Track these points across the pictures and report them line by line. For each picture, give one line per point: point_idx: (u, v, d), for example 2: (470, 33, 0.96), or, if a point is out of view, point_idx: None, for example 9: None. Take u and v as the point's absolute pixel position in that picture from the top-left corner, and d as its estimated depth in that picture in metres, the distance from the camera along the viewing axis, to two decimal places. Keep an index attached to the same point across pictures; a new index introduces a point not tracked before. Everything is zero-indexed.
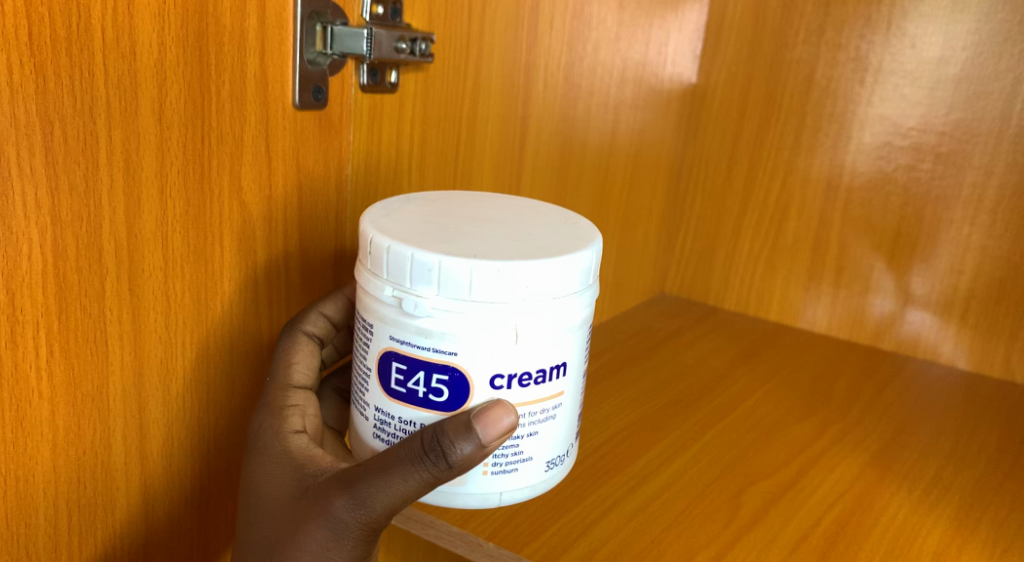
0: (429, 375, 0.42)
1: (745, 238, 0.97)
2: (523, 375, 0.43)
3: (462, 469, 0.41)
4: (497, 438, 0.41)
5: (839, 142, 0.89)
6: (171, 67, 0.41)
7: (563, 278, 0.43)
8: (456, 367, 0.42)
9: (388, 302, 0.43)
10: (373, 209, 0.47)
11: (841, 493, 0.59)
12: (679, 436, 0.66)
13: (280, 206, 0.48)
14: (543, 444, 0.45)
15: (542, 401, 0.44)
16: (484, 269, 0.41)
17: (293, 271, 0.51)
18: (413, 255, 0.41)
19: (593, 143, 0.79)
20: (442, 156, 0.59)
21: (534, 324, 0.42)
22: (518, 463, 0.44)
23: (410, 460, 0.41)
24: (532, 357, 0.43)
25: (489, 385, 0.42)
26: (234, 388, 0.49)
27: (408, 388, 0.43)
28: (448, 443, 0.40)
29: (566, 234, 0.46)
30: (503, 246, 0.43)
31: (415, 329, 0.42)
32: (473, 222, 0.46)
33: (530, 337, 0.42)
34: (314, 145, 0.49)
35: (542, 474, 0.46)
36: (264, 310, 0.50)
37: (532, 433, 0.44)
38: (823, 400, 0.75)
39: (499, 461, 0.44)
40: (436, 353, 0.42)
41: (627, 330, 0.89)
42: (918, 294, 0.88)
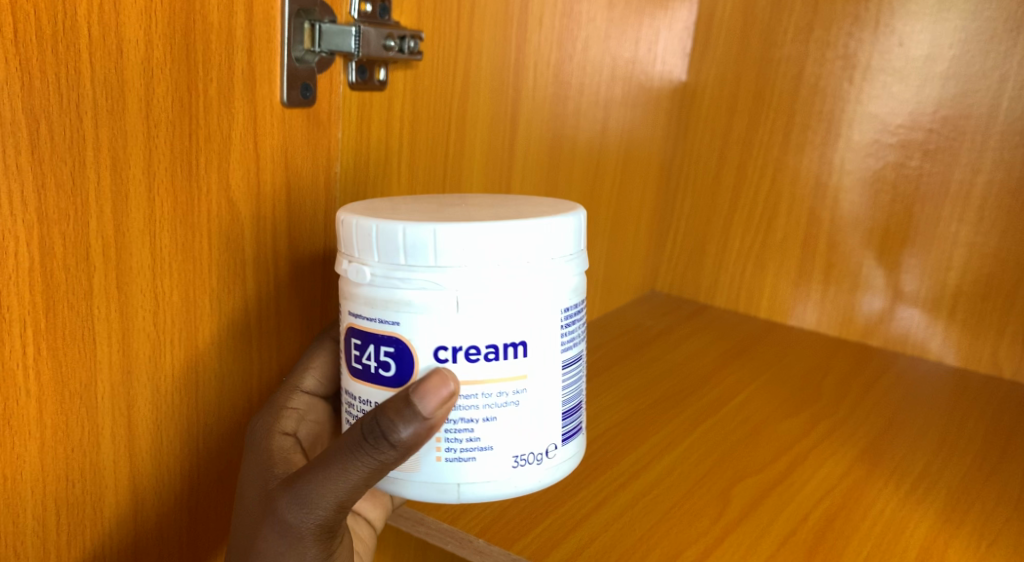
0: (377, 348, 0.43)
1: (735, 236, 0.97)
2: (470, 348, 0.42)
3: (409, 449, 0.40)
4: (440, 409, 0.40)
5: (828, 140, 0.90)
6: (158, 64, 0.41)
7: (511, 245, 0.42)
8: (399, 337, 0.42)
9: (351, 281, 0.44)
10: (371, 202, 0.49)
11: (830, 488, 0.60)
12: (669, 433, 0.66)
13: (269, 204, 0.48)
14: (504, 435, 0.43)
15: (498, 383, 0.42)
16: (417, 229, 0.41)
17: (282, 271, 0.51)
18: (357, 224, 0.43)
19: (583, 142, 0.79)
20: (431, 155, 0.60)
21: (480, 291, 0.42)
22: (475, 452, 0.43)
23: (353, 443, 0.41)
24: (478, 330, 0.42)
25: (432, 355, 0.42)
26: (227, 387, 0.49)
27: (362, 363, 0.44)
28: (387, 423, 0.40)
29: (533, 212, 0.45)
30: (457, 217, 0.44)
31: (366, 301, 0.43)
32: (454, 206, 0.47)
33: (474, 305, 0.41)
34: (302, 143, 0.49)
35: (508, 470, 0.43)
36: (254, 310, 0.49)
37: (488, 419, 0.42)
38: (812, 396, 0.76)
39: (452, 447, 0.43)
40: (381, 323, 0.43)
41: (618, 327, 0.90)
42: (908, 291, 0.89)
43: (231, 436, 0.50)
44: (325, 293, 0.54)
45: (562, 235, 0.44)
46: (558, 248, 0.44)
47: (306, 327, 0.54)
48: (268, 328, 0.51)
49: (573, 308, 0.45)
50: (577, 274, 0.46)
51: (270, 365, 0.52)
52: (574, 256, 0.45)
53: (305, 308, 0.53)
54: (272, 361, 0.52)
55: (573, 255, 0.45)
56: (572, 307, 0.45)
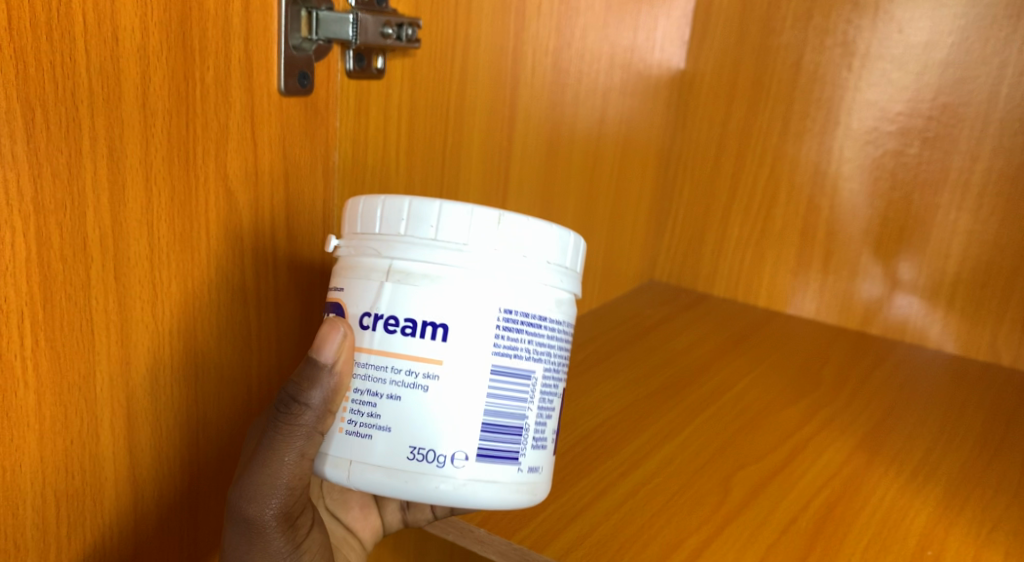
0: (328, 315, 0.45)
1: (733, 224, 0.98)
2: (387, 317, 0.42)
3: (325, 404, 0.42)
4: (338, 353, 0.42)
5: (827, 127, 0.91)
6: (154, 53, 0.41)
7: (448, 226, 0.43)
8: (340, 302, 0.45)
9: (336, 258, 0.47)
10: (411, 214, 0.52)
11: (830, 476, 0.60)
12: (668, 422, 0.66)
13: (267, 194, 0.48)
14: (405, 419, 0.42)
15: (407, 360, 0.42)
16: (372, 200, 0.45)
17: (281, 260, 0.50)
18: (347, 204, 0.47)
19: (582, 131, 0.79)
20: (430, 144, 0.59)
21: (411, 262, 0.43)
22: (374, 430, 0.42)
23: (274, 419, 0.43)
24: (400, 301, 0.42)
25: (357, 318, 0.43)
26: (225, 378, 0.49)
27: None
28: (297, 384, 0.42)
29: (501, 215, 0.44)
30: None
31: (336, 271, 0.46)
32: None
33: (401, 275, 0.43)
34: (300, 133, 0.49)
35: (403, 461, 0.42)
36: (251, 300, 0.49)
37: (392, 397, 0.42)
38: (810, 385, 0.76)
39: (355, 419, 0.43)
40: (335, 291, 0.45)
41: (618, 317, 0.89)
42: (906, 280, 0.89)
43: (230, 428, 0.50)
44: (324, 282, 0.54)
45: (517, 233, 0.43)
46: (507, 244, 0.43)
47: (304, 317, 0.53)
48: (266, 317, 0.50)
49: (518, 314, 0.43)
50: (536, 282, 0.44)
51: (270, 356, 0.51)
52: (533, 260, 0.44)
53: (302, 296, 0.53)
54: (272, 351, 0.51)
55: (534, 261, 0.44)
56: (519, 313, 0.43)
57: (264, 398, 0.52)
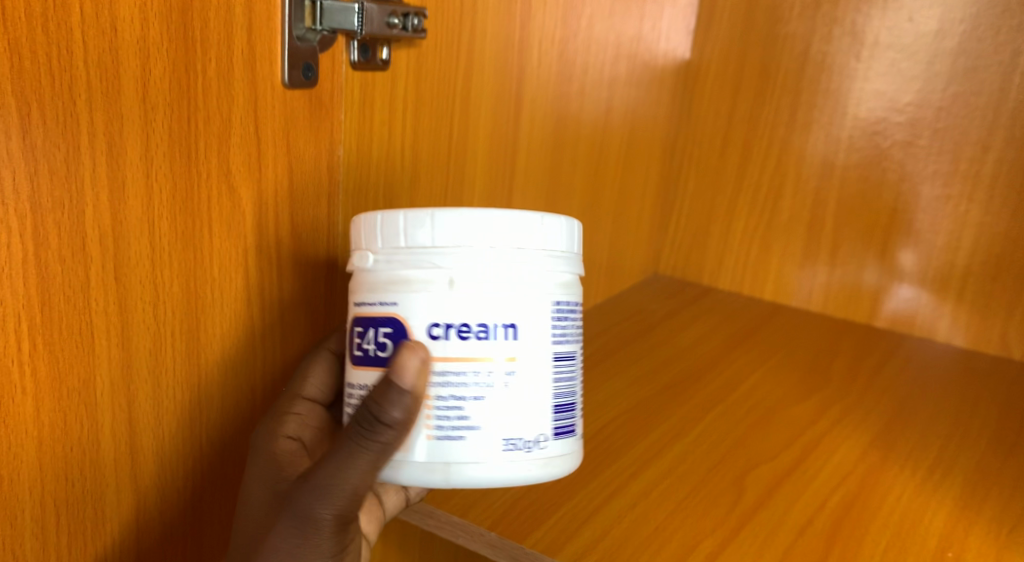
0: (377, 330, 0.43)
1: (739, 217, 0.97)
2: (461, 325, 0.41)
3: (405, 424, 0.41)
4: (419, 378, 0.41)
5: (835, 118, 0.89)
6: (154, 44, 0.39)
7: (506, 231, 0.43)
8: (397, 317, 0.42)
9: (360, 270, 0.45)
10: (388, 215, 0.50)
11: (844, 475, 0.59)
12: (678, 419, 0.65)
13: (271, 190, 0.47)
14: (493, 415, 0.42)
15: (487, 361, 0.42)
16: (418, 214, 0.42)
17: (286, 258, 0.49)
18: (366, 216, 0.44)
19: (588, 123, 0.77)
20: (436, 138, 0.58)
21: (473, 271, 0.42)
22: (465, 430, 0.42)
23: (352, 435, 0.41)
24: (472, 307, 0.41)
25: (422, 332, 0.42)
26: (229, 379, 0.47)
27: (363, 349, 0.44)
28: (380, 407, 0.41)
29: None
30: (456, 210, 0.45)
31: (372, 285, 0.44)
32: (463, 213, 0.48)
33: (468, 283, 0.42)
34: (304, 127, 0.47)
35: (498, 454, 0.42)
36: (255, 299, 0.48)
37: (477, 397, 0.42)
38: (820, 381, 0.75)
39: (442, 424, 0.42)
40: (382, 305, 0.43)
41: (623, 311, 0.88)
42: (908, 270, 0.89)
43: (234, 431, 0.48)
44: (329, 280, 0.52)
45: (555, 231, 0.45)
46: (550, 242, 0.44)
47: (309, 316, 0.52)
48: (270, 316, 0.49)
49: (566, 304, 0.44)
50: (571, 272, 0.46)
51: (274, 355, 0.50)
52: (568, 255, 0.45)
53: (308, 294, 0.51)
54: (276, 351, 0.50)
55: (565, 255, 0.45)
56: (566, 303, 0.44)
57: (268, 397, 0.50)
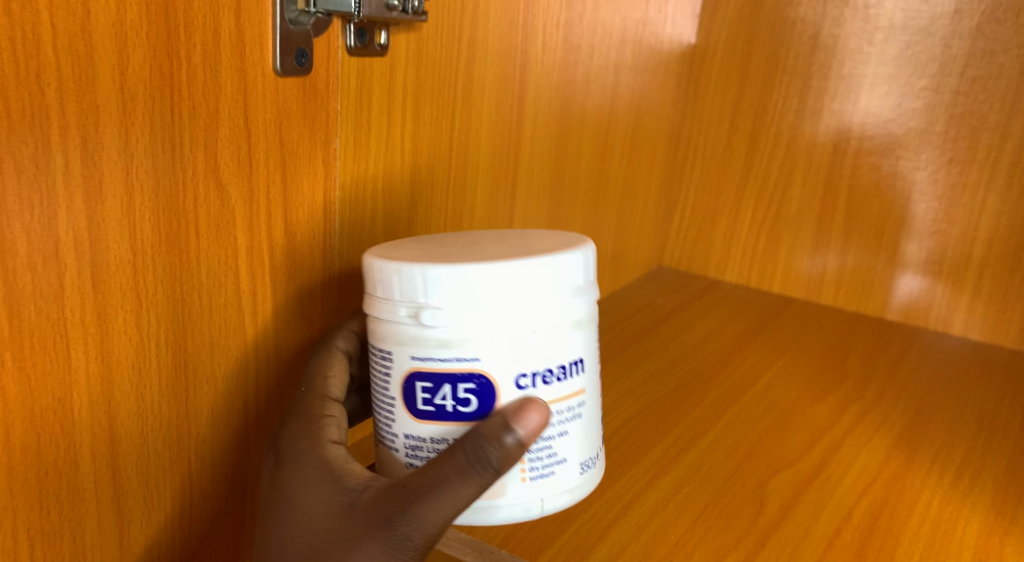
0: (455, 387, 0.40)
1: (746, 207, 0.94)
2: (546, 371, 0.41)
3: (506, 471, 0.40)
4: (531, 432, 0.40)
5: (847, 104, 0.86)
6: (133, 28, 0.35)
7: (568, 274, 0.42)
8: (481, 373, 0.40)
9: (415, 326, 0.41)
10: (380, 247, 0.46)
11: (869, 480, 0.56)
12: (692, 422, 0.62)
13: (262, 186, 0.43)
14: (573, 444, 0.43)
15: (566, 398, 0.42)
16: (494, 269, 0.40)
17: (278, 260, 0.45)
18: (421, 269, 0.40)
19: (594, 111, 0.74)
20: (438, 128, 0.55)
21: (549, 318, 0.41)
22: (554, 465, 0.42)
23: (457, 471, 0.39)
24: (554, 353, 0.41)
25: (510, 386, 0.40)
26: (220, 390, 0.44)
27: (437, 405, 0.41)
28: (501, 450, 0.39)
29: (549, 244, 0.44)
30: (501, 253, 0.42)
31: (436, 342, 0.40)
32: (475, 242, 0.45)
33: (548, 331, 0.41)
34: (297, 118, 0.44)
35: (579, 476, 0.44)
36: (247, 304, 0.44)
37: (561, 433, 0.42)
38: (836, 378, 0.72)
39: (535, 465, 0.42)
40: (459, 363, 0.40)
41: (630, 306, 0.85)
42: (915, 259, 0.87)
43: (223, 443, 0.45)
44: (324, 281, 0.49)
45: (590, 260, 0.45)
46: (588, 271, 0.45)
47: (305, 320, 0.48)
48: (264, 323, 0.45)
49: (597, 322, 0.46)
50: None
51: (267, 364, 0.46)
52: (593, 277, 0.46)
53: (303, 297, 0.48)
54: (269, 359, 0.47)
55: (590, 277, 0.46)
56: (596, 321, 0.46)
57: (261, 405, 0.47)
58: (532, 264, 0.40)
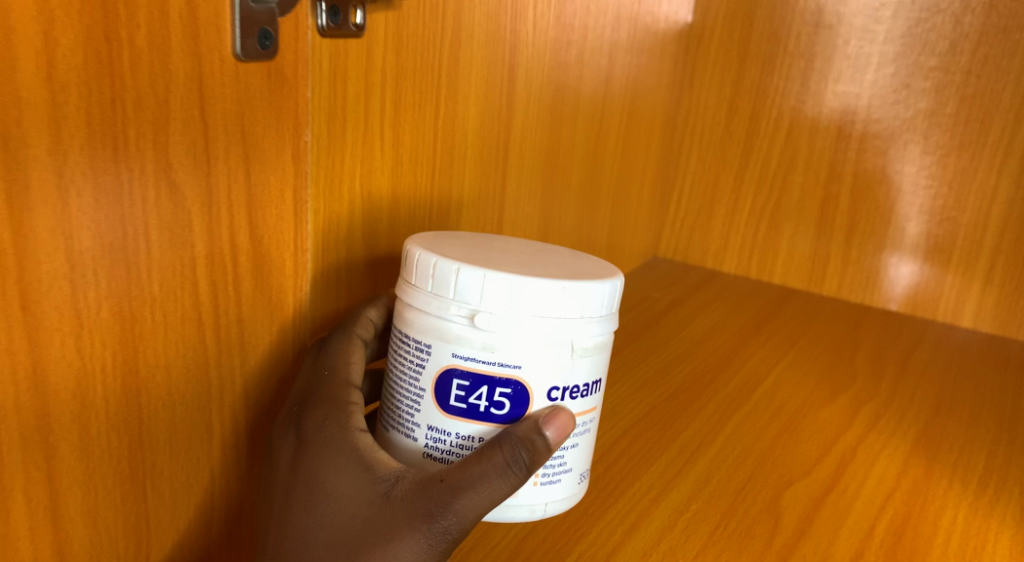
0: (491, 390, 0.39)
1: (746, 194, 0.89)
2: (575, 388, 0.40)
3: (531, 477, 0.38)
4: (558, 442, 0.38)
5: (852, 86, 0.82)
6: (61, 3, 0.30)
7: (611, 302, 0.41)
8: (520, 381, 0.39)
9: (463, 324, 0.39)
10: (415, 238, 0.43)
11: (889, 492, 0.52)
12: (698, 429, 0.58)
13: (224, 186, 0.37)
14: (581, 454, 0.42)
15: (585, 414, 0.41)
16: (558, 287, 0.39)
17: (244, 274, 0.39)
18: (484, 274, 0.38)
19: (588, 95, 0.69)
20: (420, 116, 0.50)
21: (590, 341, 0.40)
22: (561, 472, 0.42)
23: (494, 470, 0.36)
24: (585, 372, 0.40)
25: (540, 396, 0.39)
26: (180, 418, 0.38)
27: (469, 404, 0.39)
28: (533, 453, 0.37)
29: (585, 267, 0.43)
30: (552, 268, 0.41)
31: (481, 344, 0.38)
32: (507, 248, 0.44)
33: (585, 352, 0.40)
34: (263, 107, 0.38)
35: (576, 485, 0.43)
36: (210, 320, 0.38)
37: (574, 443, 0.42)
38: (846, 377, 0.68)
39: (547, 471, 0.41)
40: (501, 367, 0.39)
41: (626, 300, 0.81)
42: (919, 247, 0.83)
43: (185, 476, 0.39)
44: (298, 289, 0.43)
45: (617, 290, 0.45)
46: None
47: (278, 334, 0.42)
48: (229, 342, 0.40)
49: None
50: None
51: (234, 388, 0.41)
52: None
53: (277, 308, 0.42)
54: (237, 382, 0.41)
55: None
56: None
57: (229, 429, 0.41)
58: (590, 288, 0.40)
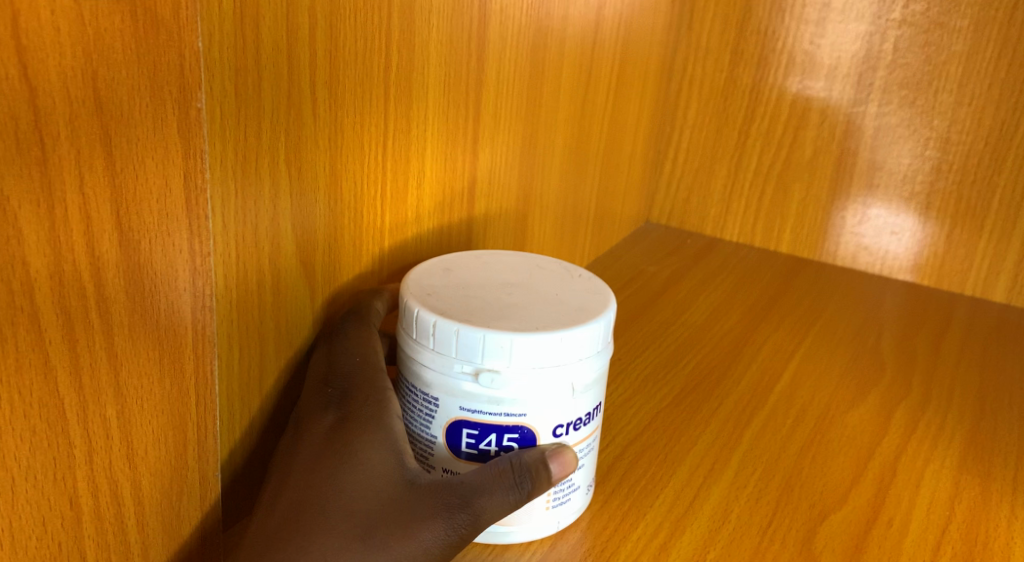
0: (500, 436, 0.37)
1: (751, 152, 0.79)
2: (580, 420, 0.39)
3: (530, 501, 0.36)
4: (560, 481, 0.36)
5: (877, 25, 0.71)
6: None
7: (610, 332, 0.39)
8: (528, 428, 0.37)
9: (468, 382, 0.37)
10: (410, 285, 0.40)
11: (941, 525, 0.44)
12: (708, 443, 0.49)
13: (69, 176, 0.26)
14: (587, 471, 0.40)
15: (589, 437, 0.40)
16: (559, 339, 0.36)
17: (114, 292, 0.29)
18: (485, 336, 0.36)
19: (574, 39, 0.58)
20: (361, 69, 0.39)
21: (590, 375, 0.38)
22: (571, 493, 0.40)
23: (515, 472, 0.34)
24: (587, 404, 0.39)
25: (551, 436, 0.38)
26: (25, 498, 0.27)
27: (480, 449, 0.38)
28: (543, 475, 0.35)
29: (581, 298, 0.40)
30: (550, 310, 0.39)
31: (487, 399, 0.37)
32: (505, 284, 0.41)
33: (586, 387, 0.38)
34: (126, 61, 0.27)
35: (586, 497, 0.41)
36: (62, 362, 0.27)
37: (580, 466, 0.40)
38: (873, 369, 0.59)
39: (557, 495, 0.39)
40: (508, 417, 0.37)
41: (618, 276, 0.71)
42: (948, 212, 0.73)
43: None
44: (198, 303, 0.32)
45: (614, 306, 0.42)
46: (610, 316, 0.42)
47: (171, 366, 0.32)
48: (97, 388, 0.29)
49: None
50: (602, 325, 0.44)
51: (110, 447, 0.30)
52: None
53: (169, 331, 0.31)
54: (115, 438, 0.30)
55: None
56: None
57: (110, 498, 0.30)
58: (589, 331, 0.38)
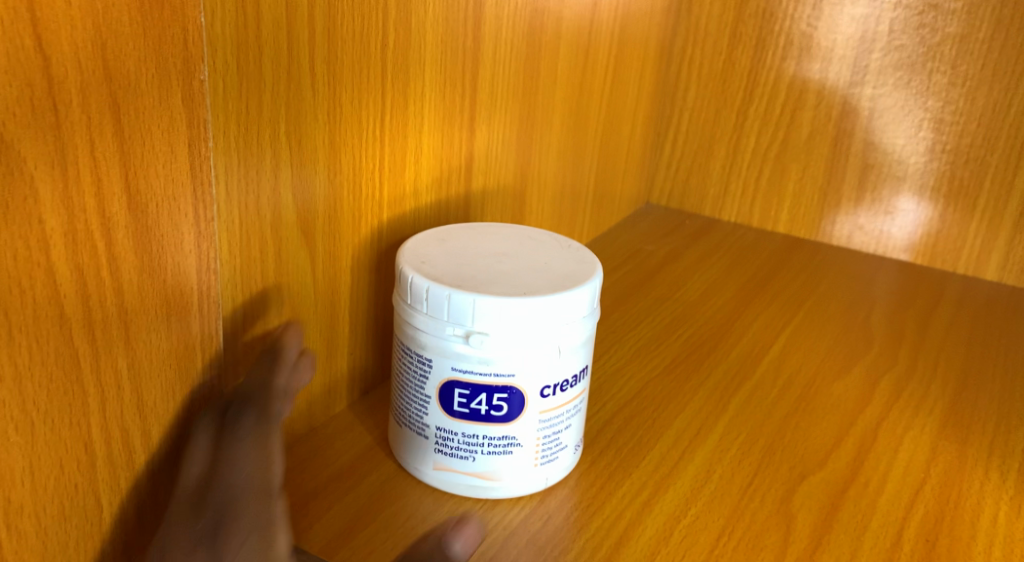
0: (490, 396, 0.39)
1: (748, 133, 0.80)
2: (566, 382, 0.41)
3: None
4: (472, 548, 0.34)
5: (872, 7, 0.72)
6: None
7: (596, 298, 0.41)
8: (517, 388, 0.39)
9: (460, 344, 0.39)
10: (406, 254, 0.42)
11: (916, 486, 0.45)
12: (696, 410, 0.51)
13: (83, 140, 0.28)
14: (574, 431, 0.43)
15: (576, 398, 0.42)
16: (546, 304, 0.38)
17: (124, 251, 0.31)
18: (476, 299, 0.38)
19: (571, 22, 0.60)
20: (359, 48, 0.41)
21: (576, 339, 0.40)
22: (558, 451, 0.42)
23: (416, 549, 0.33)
24: (574, 367, 0.41)
25: (538, 395, 0.40)
26: (43, 440, 0.29)
27: (471, 408, 0.40)
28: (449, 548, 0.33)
29: (569, 266, 0.42)
30: (539, 277, 0.41)
31: (478, 360, 0.38)
32: (497, 253, 0.43)
33: (573, 350, 0.40)
34: (133, 33, 0.29)
35: (573, 456, 0.44)
36: (76, 314, 0.29)
37: (568, 426, 0.42)
38: (861, 342, 0.61)
39: (546, 451, 0.42)
40: (497, 377, 0.39)
41: (616, 255, 0.73)
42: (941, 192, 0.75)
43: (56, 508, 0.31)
44: (202, 262, 0.35)
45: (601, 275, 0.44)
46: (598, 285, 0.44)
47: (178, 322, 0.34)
48: (109, 341, 0.31)
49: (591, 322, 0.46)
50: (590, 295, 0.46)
51: (121, 397, 0.32)
52: None
53: (176, 290, 0.33)
54: (126, 388, 0.32)
55: None
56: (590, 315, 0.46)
57: (121, 444, 0.33)
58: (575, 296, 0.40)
